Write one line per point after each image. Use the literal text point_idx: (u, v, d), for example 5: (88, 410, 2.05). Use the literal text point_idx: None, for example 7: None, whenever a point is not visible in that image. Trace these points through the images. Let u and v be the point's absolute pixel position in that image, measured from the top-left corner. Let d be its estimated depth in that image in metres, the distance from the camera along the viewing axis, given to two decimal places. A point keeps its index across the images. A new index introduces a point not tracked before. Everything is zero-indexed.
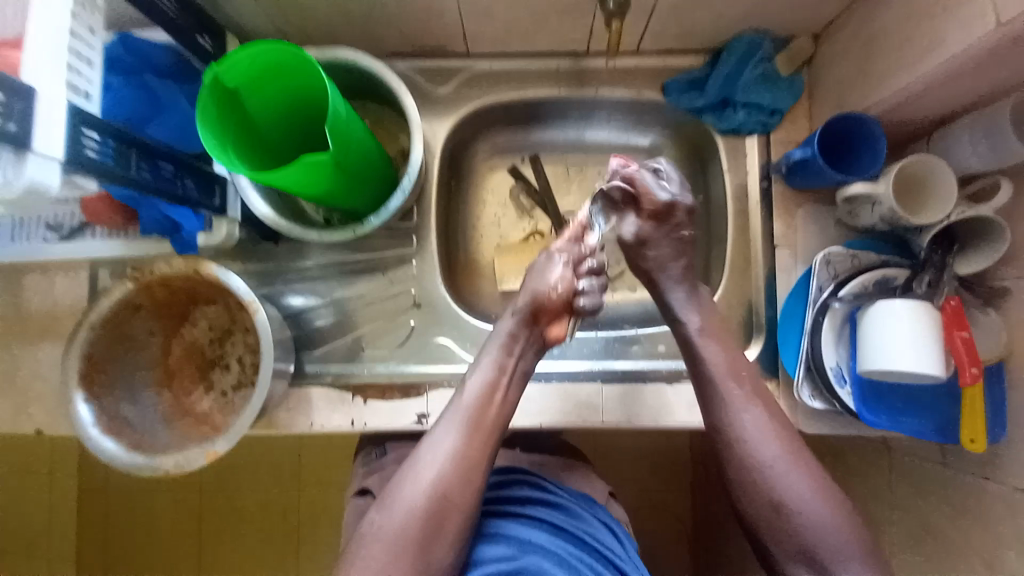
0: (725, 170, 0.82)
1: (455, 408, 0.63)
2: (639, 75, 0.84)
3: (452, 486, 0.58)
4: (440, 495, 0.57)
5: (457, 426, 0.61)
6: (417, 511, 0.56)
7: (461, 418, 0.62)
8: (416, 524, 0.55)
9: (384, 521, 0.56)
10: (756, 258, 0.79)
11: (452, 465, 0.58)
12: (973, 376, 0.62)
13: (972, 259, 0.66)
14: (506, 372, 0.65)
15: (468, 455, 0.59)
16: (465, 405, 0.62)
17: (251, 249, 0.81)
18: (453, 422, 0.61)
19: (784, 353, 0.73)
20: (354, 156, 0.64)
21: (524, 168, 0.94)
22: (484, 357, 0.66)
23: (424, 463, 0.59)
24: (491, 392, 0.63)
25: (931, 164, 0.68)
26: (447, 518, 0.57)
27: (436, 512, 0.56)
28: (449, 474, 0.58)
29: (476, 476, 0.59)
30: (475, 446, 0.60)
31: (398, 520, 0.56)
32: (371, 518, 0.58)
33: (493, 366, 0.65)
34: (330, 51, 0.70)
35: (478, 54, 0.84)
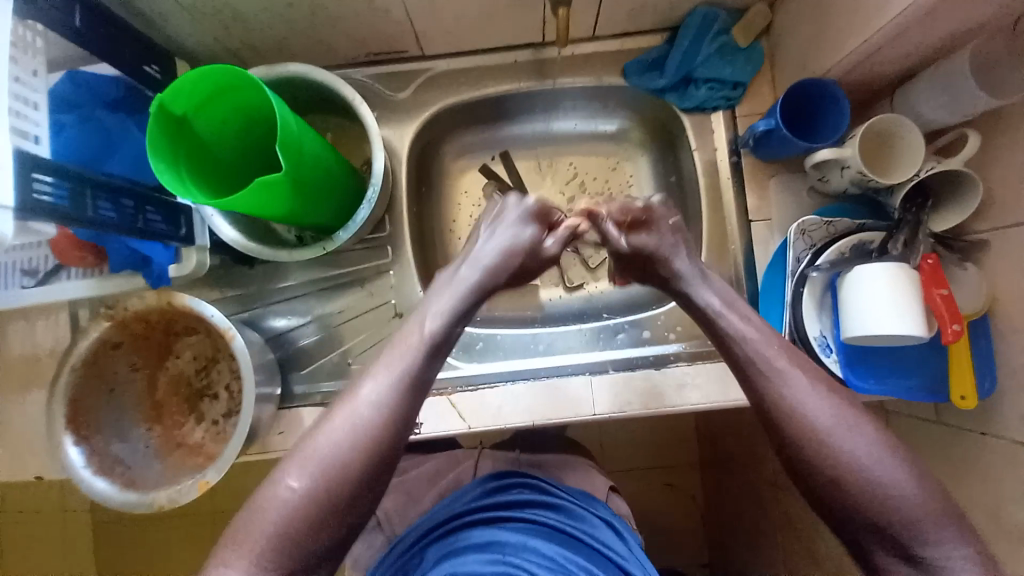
0: (694, 149, 0.81)
1: (389, 361, 0.54)
2: (599, 60, 0.83)
3: (384, 444, 0.50)
4: (362, 454, 0.49)
5: (394, 373, 0.53)
6: (340, 466, 0.48)
7: (396, 370, 0.53)
8: (340, 485, 0.48)
9: (303, 484, 0.48)
10: (733, 234, 0.79)
11: (380, 425, 0.50)
12: (955, 334, 0.62)
13: (948, 215, 0.66)
14: (457, 330, 0.58)
15: (401, 414, 0.51)
16: (408, 355, 0.54)
17: (226, 276, 0.80)
18: (385, 378, 0.52)
19: (768, 328, 0.72)
20: (311, 170, 0.63)
21: (495, 165, 0.93)
22: (436, 300, 0.59)
23: (348, 417, 0.50)
24: (440, 343, 0.56)
25: (898, 122, 0.67)
26: (374, 479, 0.49)
27: (364, 471, 0.49)
28: (383, 430, 0.50)
29: (409, 429, 0.52)
30: (407, 406, 0.52)
31: (318, 480, 0.48)
32: (286, 481, 0.48)
33: (443, 314, 0.58)
34: (279, 68, 0.69)
35: (434, 55, 0.83)
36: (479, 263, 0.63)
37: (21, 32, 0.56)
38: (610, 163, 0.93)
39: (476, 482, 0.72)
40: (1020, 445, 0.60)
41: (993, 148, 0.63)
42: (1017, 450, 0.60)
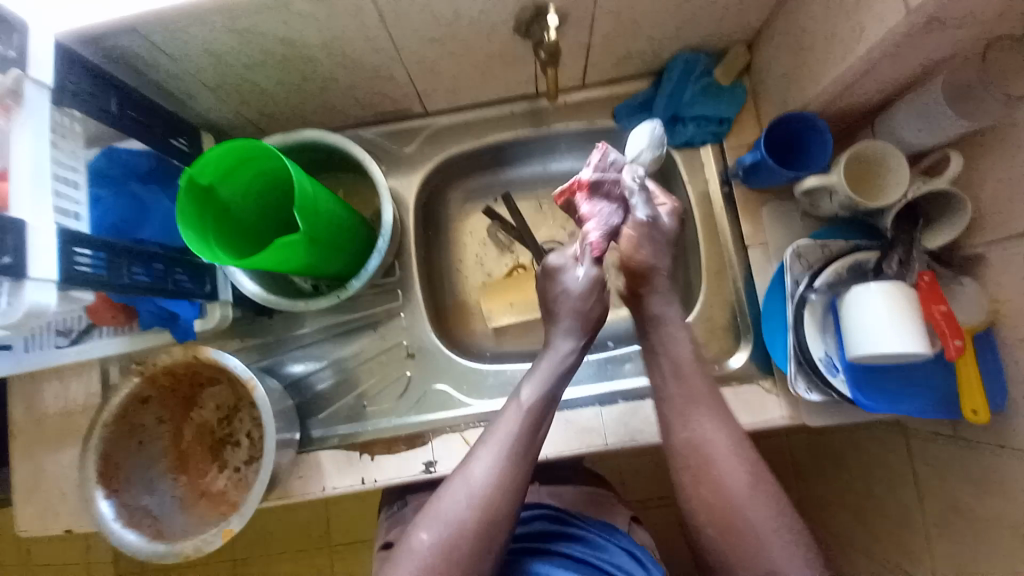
0: (687, 182, 0.85)
1: (500, 430, 0.62)
2: (590, 106, 0.89)
3: (500, 509, 0.57)
4: (485, 516, 0.56)
5: (504, 440, 0.60)
6: (466, 529, 0.55)
7: (505, 440, 0.61)
8: (464, 544, 0.54)
9: (433, 538, 0.55)
10: (730, 261, 0.81)
11: (495, 489, 0.57)
12: (958, 349, 0.62)
13: (943, 233, 0.67)
14: (553, 401, 0.65)
15: (512, 480, 0.58)
16: (513, 426, 0.62)
17: (248, 326, 0.85)
18: (497, 446, 0.60)
19: (773, 350, 0.73)
20: (326, 227, 0.67)
21: (498, 207, 0.98)
22: (537, 369, 0.67)
23: (467, 482, 0.58)
24: (540, 415, 0.63)
25: (880, 147, 0.69)
26: (493, 541, 0.55)
27: (483, 531, 0.55)
28: (496, 495, 0.57)
29: (517, 497, 0.58)
30: (517, 471, 0.59)
31: (446, 537, 0.55)
32: (419, 535, 0.56)
33: (545, 388, 0.65)
34: (295, 134, 0.75)
35: (436, 111, 0.89)
36: (569, 331, 0.68)
37: (62, 119, 0.62)
38: None
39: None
40: None
41: (977, 168, 0.65)
42: None
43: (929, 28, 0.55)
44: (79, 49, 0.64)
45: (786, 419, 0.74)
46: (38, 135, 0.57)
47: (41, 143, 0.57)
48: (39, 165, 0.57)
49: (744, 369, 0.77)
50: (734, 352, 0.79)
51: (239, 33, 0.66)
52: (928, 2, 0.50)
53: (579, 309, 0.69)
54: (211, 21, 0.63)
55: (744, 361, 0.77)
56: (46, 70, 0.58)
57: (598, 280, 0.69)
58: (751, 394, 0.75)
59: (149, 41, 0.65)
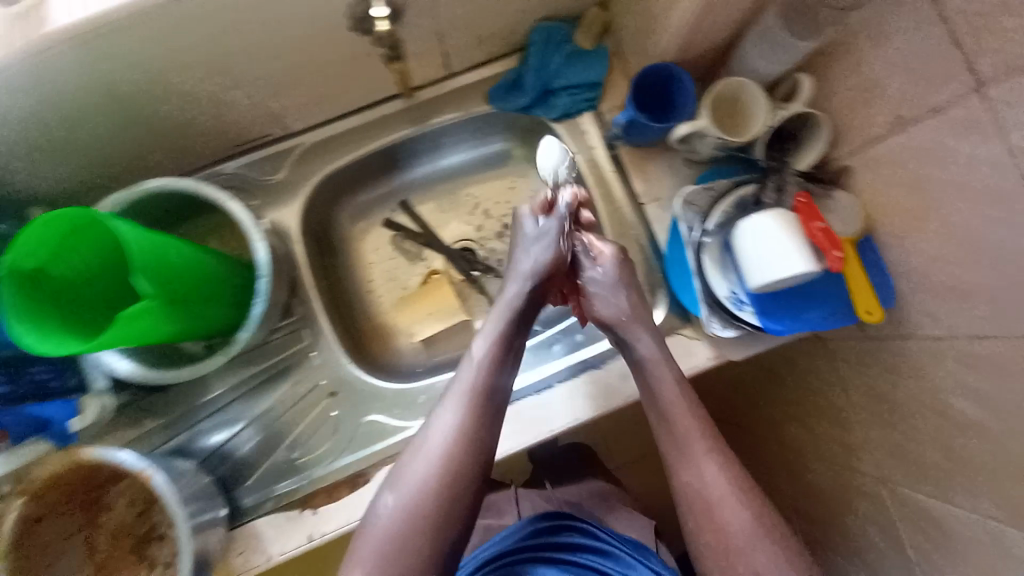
0: (574, 153, 0.84)
1: (458, 384, 0.62)
2: (462, 94, 0.86)
3: (464, 459, 0.57)
4: (448, 470, 0.56)
5: (460, 397, 0.60)
6: (428, 485, 0.55)
7: (462, 395, 0.61)
8: (430, 497, 0.54)
9: (399, 500, 0.55)
10: (632, 221, 0.81)
11: (457, 443, 0.57)
12: (838, 260, 0.65)
13: (804, 154, 0.71)
14: (508, 352, 0.65)
15: (475, 430, 0.58)
16: (468, 380, 0.62)
17: (146, 407, 0.77)
18: (455, 400, 0.60)
19: (684, 299, 0.74)
20: (188, 283, 0.60)
21: (398, 216, 0.93)
22: (487, 325, 0.67)
23: (428, 439, 0.58)
24: (494, 367, 0.63)
25: (737, 83, 0.72)
26: (461, 492, 0.56)
27: (449, 485, 0.55)
28: (457, 447, 0.57)
29: (479, 449, 0.58)
30: (478, 421, 0.59)
31: (413, 496, 0.54)
32: (386, 497, 0.56)
33: (500, 340, 0.65)
34: (136, 188, 0.67)
35: (301, 130, 0.83)
36: (524, 276, 0.69)
37: None
38: (505, 184, 0.95)
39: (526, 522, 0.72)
40: (934, 342, 0.64)
41: (825, 85, 0.68)
42: (934, 347, 0.64)
43: None
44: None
45: (713, 358, 0.75)
46: None
47: None
48: None
49: (665, 324, 0.78)
50: (653, 308, 0.79)
51: (32, 84, 0.57)
52: None
53: (538, 260, 0.70)
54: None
55: (664, 316, 0.78)
56: None
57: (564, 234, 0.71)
58: (678, 344, 0.76)
59: None
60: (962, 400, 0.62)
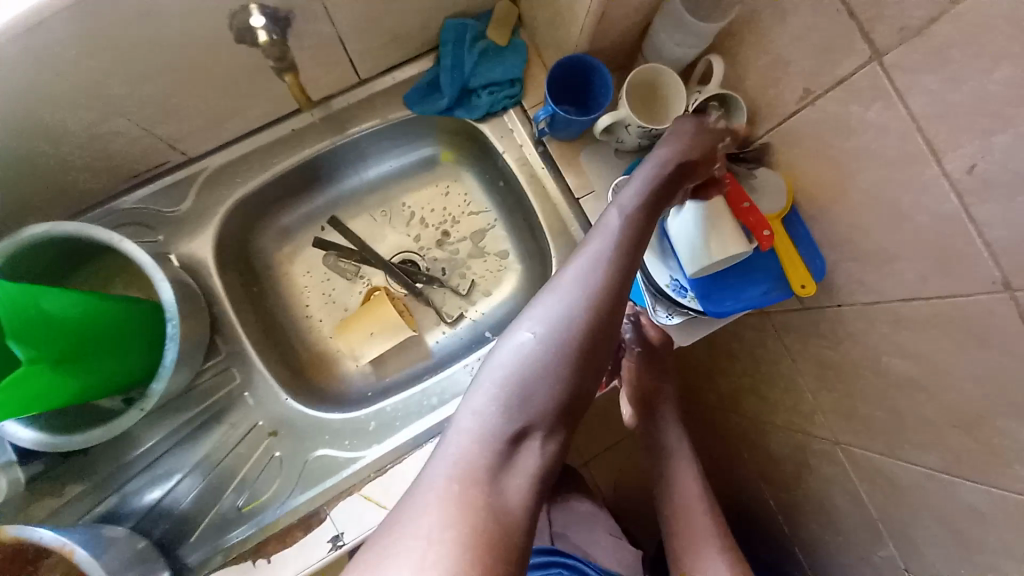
0: (503, 152, 0.81)
1: (607, 225, 0.55)
2: (379, 100, 0.81)
3: (589, 334, 0.45)
4: (569, 339, 0.44)
5: (608, 245, 0.52)
6: (535, 357, 0.43)
7: (609, 237, 0.53)
8: (541, 373, 0.43)
9: (496, 403, 0.42)
10: (569, 217, 0.80)
11: (601, 292, 0.48)
12: (767, 238, 0.65)
13: (728, 134, 0.70)
14: (648, 224, 0.56)
15: (609, 293, 0.48)
16: (607, 242, 0.52)
17: (61, 475, 0.69)
18: (604, 240, 0.53)
19: (629, 287, 0.75)
20: (79, 337, 0.54)
21: (328, 235, 0.88)
22: (641, 170, 0.61)
23: (569, 279, 0.49)
24: (632, 241, 0.54)
25: (654, 69, 0.71)
26: (575, 389, 0.44)
27: (569, 382, 0.44)
28: (597, 302, 0.47)
29: (613, 328, 0.47)
30: (615, 285, 0.49)
31: (550, 336, 0.44)
32: (524, 333, 0.45)
33: (652, 186, 0.58)
34: (11, 238, 0.59)
35: (204, 153, 0.76)
36: (644, 179, 0.59)
37: None
38: (439, 190, 0.92)
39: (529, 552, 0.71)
40: (866, 306, 0.66)
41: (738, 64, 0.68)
42: (867, 310, 0.65)
43: None
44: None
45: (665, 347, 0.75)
46: None
47: None
48: None
49: None
50: None
51: None
52: None
53: (665, 160, 0.61)
54: None
55: None
56: None
57: (694, 132, 0.63)
58: None
59: None
60: (894, 356, 0.64)
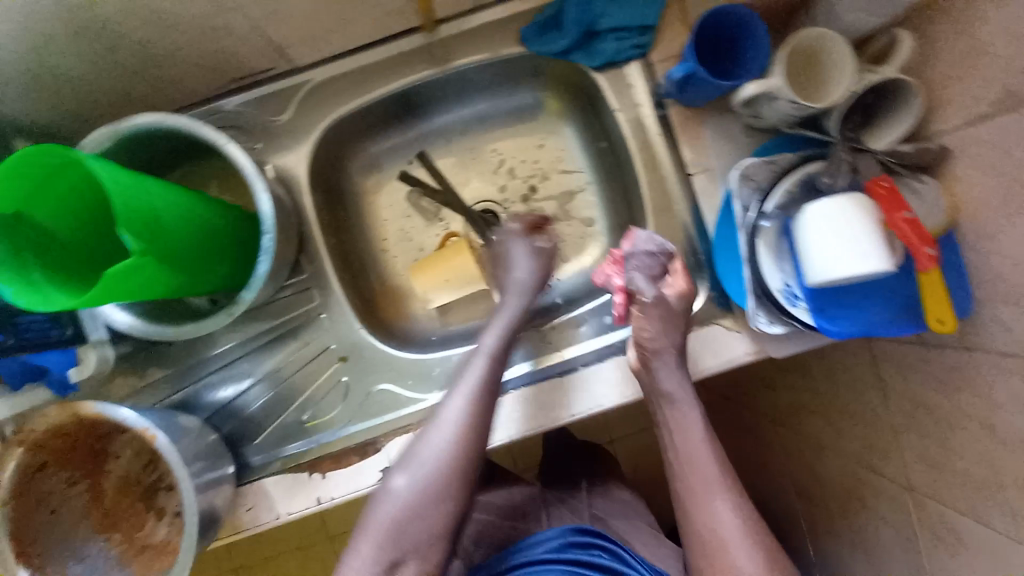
0: (616, 110, 0.74)
1: (472, 373, 0.61)
2: (491, 32, 0.74)
3: (462, 467, 0.57)
4: (455, 471, 0.56)
5: (466, 402, 0.59)
6: (438, 477, 0.56)
7: (469, 392, 0.60)
8: (444, 479, 0.56)
9: (410, 482, 0.56)
10: (675, 193, 0.73)
11: (454, 446, 0.57)
12: (928, 258, 0.56)
13: (882, 132, 0.62)
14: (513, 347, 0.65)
15: (471, 436, 0.58)
16: (479, 371, 0.61)
17: (147, 359, 0.73)
18: (461, 395, 0.59)
19: (729, 288, 0.68)
20: (180, 237, 0.54)
21: (415, 169, 0.86)
22: (505, 306, 0.68)
23: (443, 420, 0.58)
24: (499, 365, 0.63)
25: (824, 36, 0.60)
26: (455, 502, 0.56)
27: (462, 480, 0.56)
28: (461, 457, 0.57)
29: (478, 461, 0.58)
30: (480, 427, 0.58)
31: (429, 473, 0.56)
32: (395, 480, 0.56)
33: (507, 330, 0.66)
34: (123, 125, 0.59)
35: (307, 66, 0.73)
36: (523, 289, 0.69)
37: None
38: (535, 141, 0.85)
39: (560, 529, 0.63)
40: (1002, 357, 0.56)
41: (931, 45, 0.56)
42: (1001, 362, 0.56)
43: None
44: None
45: (752, 353, 0.69)
46: None
47: None
48: None
49: (701, 312, 0.72)
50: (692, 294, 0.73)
51: None
52: None
53: (534, 272, 0.70)
54: None
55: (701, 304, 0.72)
56: None
57: (538, 256, 0.72)
58: (713, 333, 0.70)
59: None
60: (1019, 422, 0.55)
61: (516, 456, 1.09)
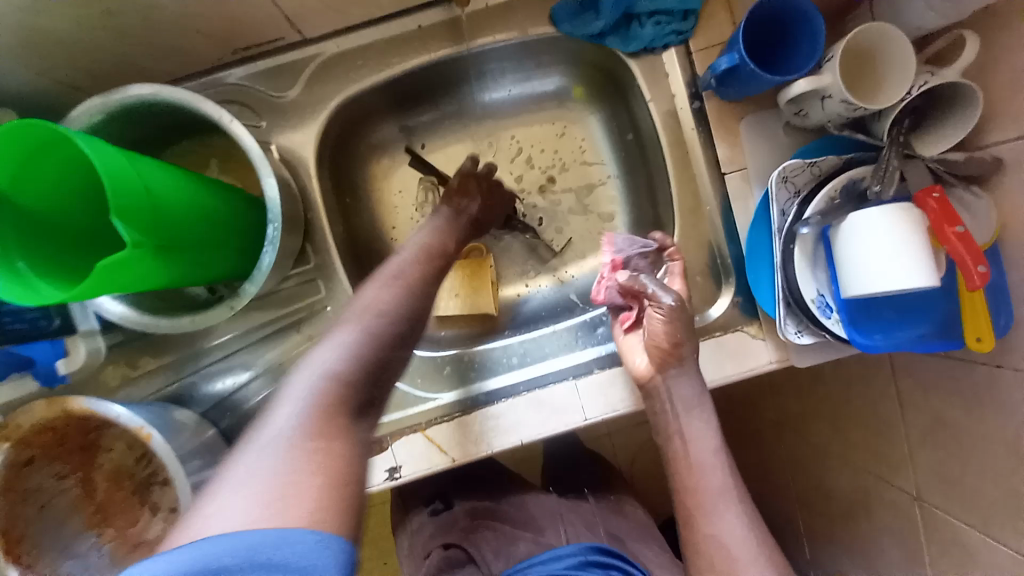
0: (649, 100, 0.69)
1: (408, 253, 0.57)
2: (520, 8, 0.68)
3: (414, 326, 0.51)
4: (405, 309, 0.50)
5: (410, 271, 0.54)
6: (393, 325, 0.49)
7: (411, 263, 0.55)
8: (396, 324, 0.49)
9: (364, 325, 0.47)
10: (707, 194, 0.69)
11: (404, 297, 0.51)
12: (981, 277, 0.51)
13: (936, 139, 0.57)
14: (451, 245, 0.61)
15: (423, 299, 0.53)
16: (417, 253, 0.57)
17: (144, 345, 0.69)
18: (403, 268, 0.55)
19: (758, 295, 0.65)
20: (182, 225, 0.50)
21: (427, 154, 0.81)
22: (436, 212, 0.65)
23: (382, 285, 0.52)
24: (440, 250, 0.59)
25: (883, 31, 0.55)
26: (411, 333, 0.50)
27: (388, 336, 0.48)
28: (412, 299, 0.52)
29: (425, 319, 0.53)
30: (427, 287, 0.54)
31: (381, 321, 0.48)
32: (343, 327, 0.47)
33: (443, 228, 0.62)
34: (118, 95, 0.54)
35: (319, 37, 0.67)
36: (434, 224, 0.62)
37: None
38: (556, 129, 0.81)
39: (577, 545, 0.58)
40: None
41: (997, 46, 0.52)
42: None
43: None
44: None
45: (775, 363, 0.67)
46: None
47: None
48: None
49: (725, 318, 0.69)
50: (716, 298, 0.70)
51: None
52: None
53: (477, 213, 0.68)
54: None
55: (725, 309, 0.69)
56: None
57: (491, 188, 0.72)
58: (737, 341, 0.68)
59: None
60: None
61: (518, 455, 1.06)
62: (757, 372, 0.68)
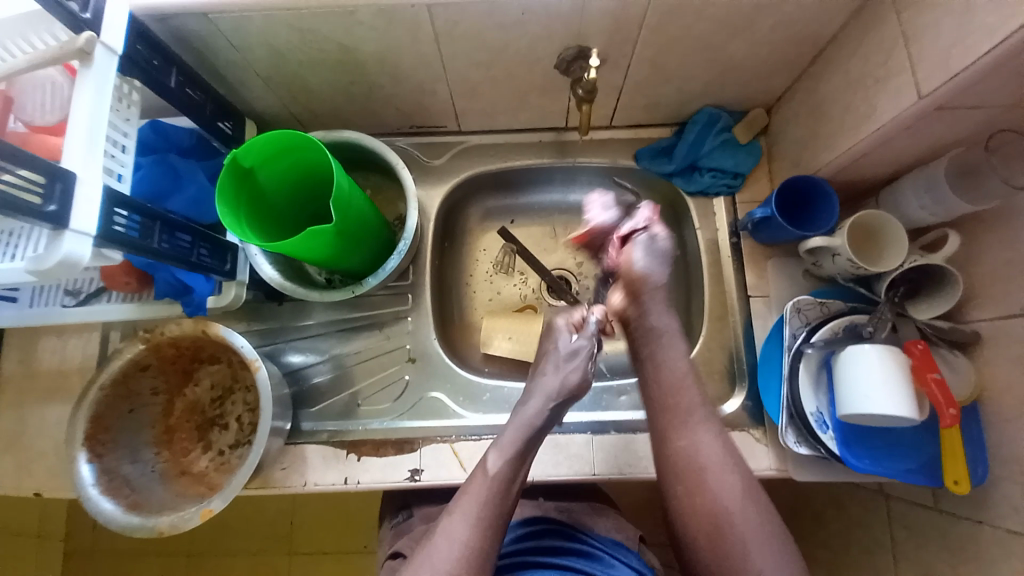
0: (698, 227, 0.88)
1: (472, 493, 0.60)
2: (614, 144, 0.93)
3: None
4: None
5: (470, 520, 0.57)
6: None
7: (476, 506, 0.58)
8: None
9: None
10: (733, 307, 0.84)
11: (462, 565, 0.54)
12: (952, 418, 0.63)
13: (925, 306, 0.71)
14: (522, 467, 0.63)
15: (481, 551, 0.55)
16: (480, 496, 0.59)
17: (256, 310, 0.85)
18: (467, 515, 0.57)
19: (766, 401, 0.75)
20: (355, 220, 0.71)
21: (513, 229, 0.99)
22: (523, 411, 0.66)
23: (435, 555, 0.54)
24: (507, 483, 0.61)
25: (883, 219, 0.74)
26: None
27: None
28: (465, 574, 0.54)
29: None
30: (488, 540, 0.56)
31: None
32: None
33: (515, 453, 0.63)
34: (336, 133, 0.79)
35: (469, 131, 0.93)
36: (548, 393, 0.67)
37: (121, 85, 0.62)
38: None
39: (508, 527, 0.70)
40: (1013, 536, 0.59)
41: (972, 249, 0.69)
42: (1013, 542, 0.59)
43: (940, 113, 0.59)
44: (150, 23, 0.64)
45: (774, 469, 0.75)
46: (100, 93, 0.54)
47: (99, 104, 0.54)
48: (95, 125, 0.53)
49: (736, 416, 0.79)
50: (730, 396, 0.81)
51: (303, 34, 0.67)
52: (938, 90, 0.55)
53: (565, 379, 0.68)
54: (273, 14, 0.63)
55: (737, 407, 0.79)
56: (118, 37, 0.56)
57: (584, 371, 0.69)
58: (742, 439, 0.77)
59: (216, 29, 0.66)
60: None
61: None
62: (756, 472, 0.75)
